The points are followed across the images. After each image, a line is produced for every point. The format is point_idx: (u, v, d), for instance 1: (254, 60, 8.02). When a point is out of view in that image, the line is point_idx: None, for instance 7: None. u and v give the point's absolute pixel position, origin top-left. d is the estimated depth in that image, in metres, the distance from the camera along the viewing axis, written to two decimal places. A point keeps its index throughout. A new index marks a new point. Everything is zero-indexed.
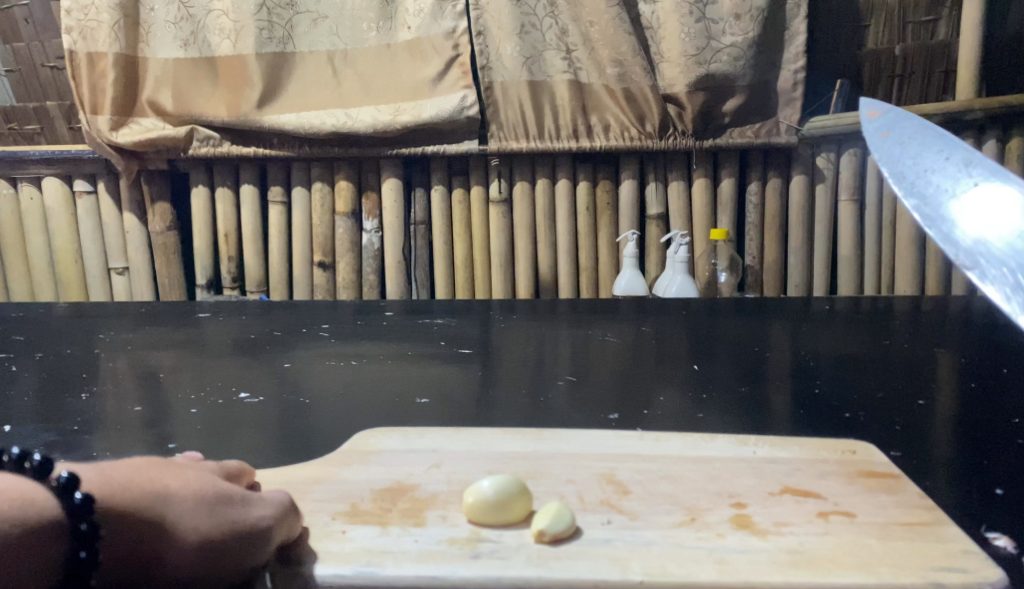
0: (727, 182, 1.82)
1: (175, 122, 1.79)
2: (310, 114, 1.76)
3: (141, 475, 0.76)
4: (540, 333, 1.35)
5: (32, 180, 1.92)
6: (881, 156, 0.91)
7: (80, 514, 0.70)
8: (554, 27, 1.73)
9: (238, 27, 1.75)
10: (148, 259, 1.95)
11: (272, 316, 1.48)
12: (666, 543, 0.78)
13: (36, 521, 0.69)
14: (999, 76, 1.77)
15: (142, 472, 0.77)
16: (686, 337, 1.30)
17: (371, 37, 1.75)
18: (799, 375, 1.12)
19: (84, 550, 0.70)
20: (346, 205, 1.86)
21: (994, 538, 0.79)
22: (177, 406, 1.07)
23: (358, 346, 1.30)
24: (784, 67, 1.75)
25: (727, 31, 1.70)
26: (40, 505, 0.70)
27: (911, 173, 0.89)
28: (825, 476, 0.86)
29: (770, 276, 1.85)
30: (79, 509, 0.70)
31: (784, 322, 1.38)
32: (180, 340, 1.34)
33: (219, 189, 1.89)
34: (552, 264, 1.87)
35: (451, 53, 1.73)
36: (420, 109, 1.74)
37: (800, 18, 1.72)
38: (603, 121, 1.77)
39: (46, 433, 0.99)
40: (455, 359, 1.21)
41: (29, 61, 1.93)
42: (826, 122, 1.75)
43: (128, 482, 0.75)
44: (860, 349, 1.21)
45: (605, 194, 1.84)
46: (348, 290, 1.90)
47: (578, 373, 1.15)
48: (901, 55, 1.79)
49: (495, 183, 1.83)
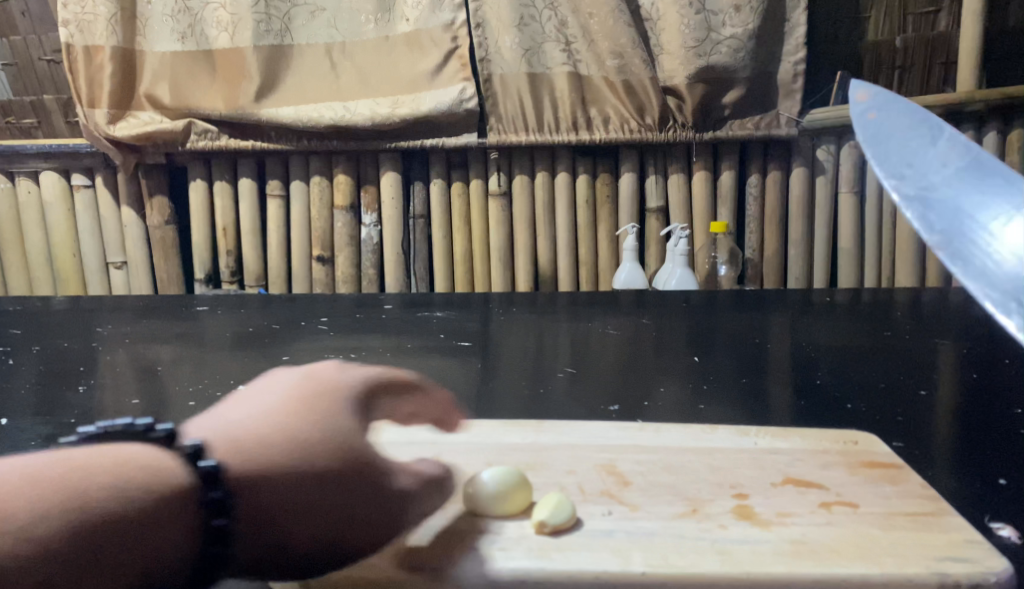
0: (727, 174, 1.81)
1: (173, 115, 1.78)
2: (309, 107, 1.75)
3: (277, 426, 0.71)
4: (540, 325, 1.35)
5: (29, 174, 1.92)
6: (867, 137, 0.87)
7: (210, 481, 0.67)
8: (553, 18, 1.73)
9: (236, 20, 1.74)
10: (146, 254, 1.94)
11: (271, 309, 1.48)
12: (667, 533, 0.78)
13: (164, 489, 0.66)
14: (998, 68, 1.77)
15: (276, 430, 0.71)
16: (687, 330, 1.30)
17: (370, 29, 1.74)
18: (800, 367, 1.12)
19: (218, 517, 0.67)
20: (344, 198, 1.86)
21: (998, 528, 0.78)
22: (176, 399, 1.06)
23: (357, 339, 1.29)
24: (785, 58, 1.74)
25: (727, 23, 1.69)
26: (168, 475, 0.67)
27: (895, 155, 0.86)
28: (827, 467, 0.86)
29: (769, 269, 1.85)
30: (209, 477, 0.67)
31: (786, 314, 1.37)
32: (179, 333, 1.33)
33: (217, 182, 1.88)
34: (552, 257, 1.86)
35: (450, 46, 1.72)
36: (419, 101, 1.73)
37: (800, 10, 1.71)
38: (602, 114, 1.77)
39: (44, 426, 0.99)
40: (455, 352, 1.21)
41: (25, 55, 1.92)
42: (829, 113, 1.75)
43: (261, 437, 0.70)
44: (862, 340, 1.21)
45: (605, 187, 1.83)
46: (347, 284, 1.89)
47: (580, 366, 1.14)
48: (902, 46, 1.78)
49: (495, 176, 1.82)
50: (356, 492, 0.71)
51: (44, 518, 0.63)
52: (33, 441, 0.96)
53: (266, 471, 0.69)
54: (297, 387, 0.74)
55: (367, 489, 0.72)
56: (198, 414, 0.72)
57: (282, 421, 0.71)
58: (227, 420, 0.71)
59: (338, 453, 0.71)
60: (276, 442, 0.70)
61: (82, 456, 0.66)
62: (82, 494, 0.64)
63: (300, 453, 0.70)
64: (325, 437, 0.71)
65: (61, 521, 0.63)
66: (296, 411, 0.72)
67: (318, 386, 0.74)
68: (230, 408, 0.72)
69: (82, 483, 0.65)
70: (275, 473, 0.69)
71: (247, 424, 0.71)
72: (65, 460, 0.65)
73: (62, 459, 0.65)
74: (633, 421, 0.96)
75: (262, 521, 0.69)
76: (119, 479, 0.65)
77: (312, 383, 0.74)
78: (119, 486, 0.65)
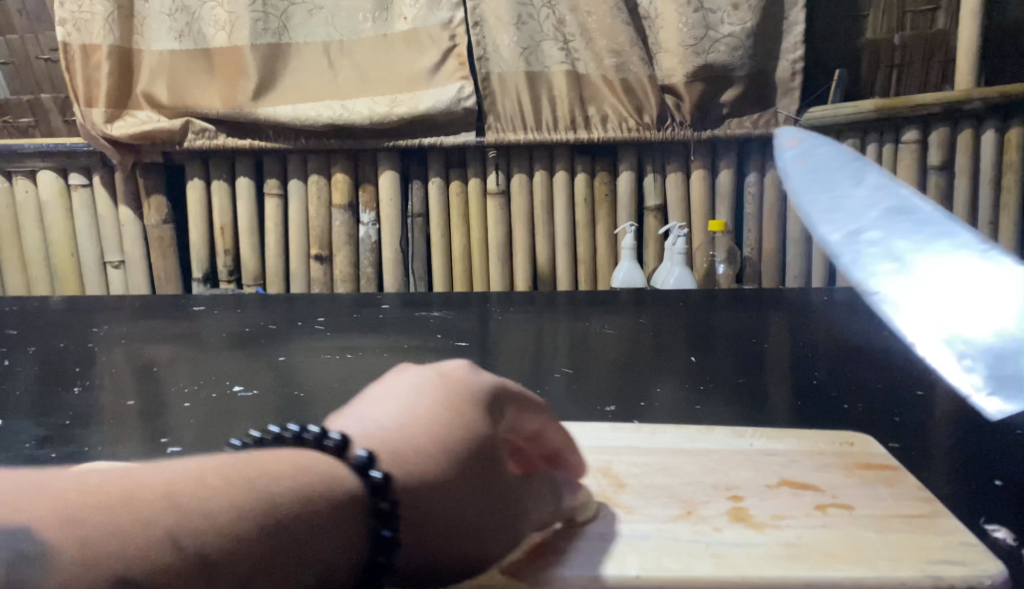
0: (725, 173, 1.81)
1: (170, 114, 1.78)
2: (306, 106, 1.75)
3: (428, 430, 0.68)
4: (538, 324, 1.35)
5: (27, 173, 1.91)
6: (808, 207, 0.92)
7: (381, 492, 0.64)
8: (551, 17, 1.72)
9: (233, 18, 1.74)
10: (143, 253, 1.94)
11: (268, 309, 1.47)
12: (662, 536, 0.78)
13: (341, 499, 0.63)
14: (997, 66, 1.76)
15: (431, 432, 0.68)
16: (686, 329, 1.30)
17: (367, 28, 1.74)
18: (798, 367, 1.11)
19: (386, 528, 0.64)
20: (342, 197, 1.85)
21: (994, 530, 0.78)
22: (172, 400, 1.06)
23: (355, 339, 1.29)
24: (783, 56, 1.74)
25: (726, 21, 1.69)
26: (342, 482, 0.64)
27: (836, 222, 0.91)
28: (822, 468, 0.86)
29: (768, 268, 1.84)
30: (381, 489, 0.64)
31: (785, 313, 1.37)
32: (175, 333, 1.33)
33: (215, 181, 1.88)
34: (550, 256, 1.86)
35: (448, 44, 1.72)
36: (417, 100, 1.73)
37: (798, 8, 1.71)
38: (601, 112, 1.76)
39: (39, 427, 0.99)
40: (453, 352, 1.21)
41: (23, 54, 1.92)
42: (824, 113, 1.77)
43: (417, 442, 0.67)
44: (860, 340, 1.21)
45: (603, 186, 1.83)
46: (345, 283, 1.89)
47: (578, 365, 1.14)
48: (900, 44, 1.78)
49: (493, 175, 1.82)
50: (506, 498, 0.70)
51: (232, 522, 0.59)
52: (27, 442, 0.95)
53: (428, 480, 0.66)
54: (440, 386, 0.71)
55: (512, 491, 0.70)
56: (343, 413, 0.69)
57: (432, 425, 0.68)
58: (378, 423, 0.68)
59: (491, 458, 0.69)
60: (432, 450, 0.67)
61: (261, 463, 0.62)
62: (267, 500, 0.61)
63: (455, 460, 0.67)
64: (479, 444, 0.68)
65: (250, 526, 0.60)
66: (444, 413, 0.69)
67: (462, 384, 0.71)
68: (376, 410, 0.69)
69: (264, 489, 0.61)
70: (435, 482, 0.66)
71: (400, 429, 0.68)
72: (244, 464, 0.62)
73: (243, 464, 0.62)
74: (631, 421, 0.96)
75: (426, 532, 0.66)
76: (299, 487, 0.62)
77: (454, 381, 0.71)
78: (300, 494, 0.62)
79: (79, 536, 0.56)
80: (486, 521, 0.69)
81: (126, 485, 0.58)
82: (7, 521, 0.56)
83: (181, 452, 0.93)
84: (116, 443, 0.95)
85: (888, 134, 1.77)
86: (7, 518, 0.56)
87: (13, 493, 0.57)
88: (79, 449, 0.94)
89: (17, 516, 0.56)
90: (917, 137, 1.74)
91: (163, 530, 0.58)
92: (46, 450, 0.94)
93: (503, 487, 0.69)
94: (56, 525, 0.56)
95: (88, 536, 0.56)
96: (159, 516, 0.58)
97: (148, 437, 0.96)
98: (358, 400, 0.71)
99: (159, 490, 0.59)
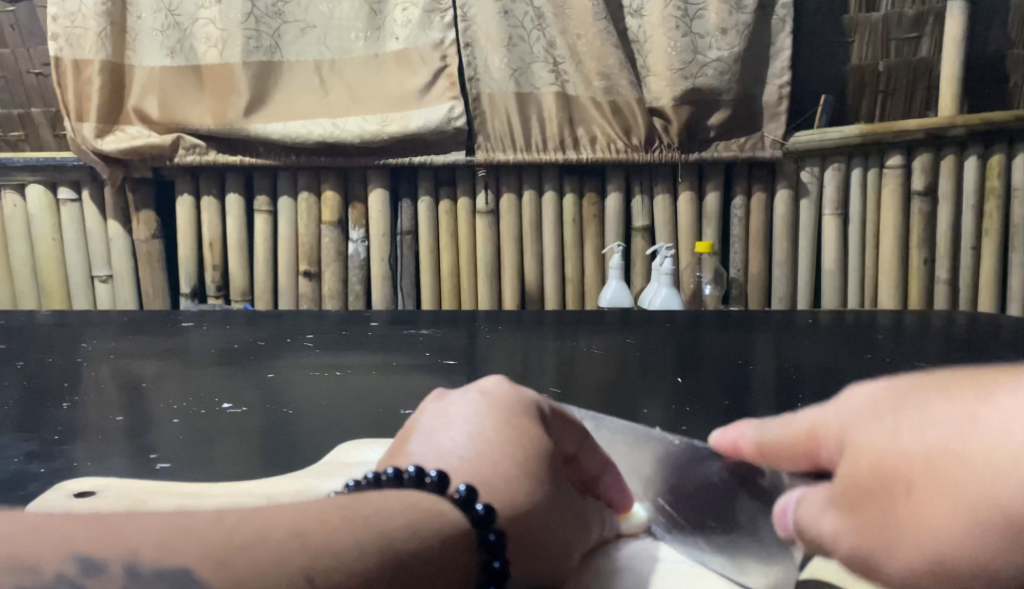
0: (712, 196, 1.83)
1: (161, 130, 1.79)
2: (297, 124, 1.76)
3: (498, 460, 0.73)
4: (525, 343, 1.36)
5: (16, 188, 1.91)
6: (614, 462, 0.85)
7: (486, 524, 0.68)
8: (541, 39, 1.74)
9: (226, 36, 1.75)
10: (130, 267, 1.94)
11: (257, 325, 1.48)
12: (648, 560, 0.81)
13: (451, 531, 0.67)
14: (978, 94, 1.79)
15: (505, 469, 0.72)
16: (672, 350, 1.30)
17: (359, 46, 1.75)
18: (780, 388, 1.12)
19: (497, 559, 0.68)
20: (332, 214, 1.86)
21: None
22: (158, 416, 1.06)
23: (341, 357, 1.29)
24: (770, 81, 1.76)
25: (714, 45, 1.71)
26: (448, 517, 0.67)
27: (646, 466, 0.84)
28: None
29: (754, 289, 1.86)
30: (486, 519, 0.68)
31: (768, 335, 1.38)
32: (163, 349, 1.33)
33: (205, 197, 1.88)
34: (538, 274, 1.87)
35: (439, 64, 1.74)
36: (408, 119, 1.75)
37: (785, 34, 1.74)
38: (589, 133, 1.78)
39: (25, 442, 0.99)
40: (440, 370, 1.21)
41: (14, 68, 1.92)
42: (810, 138, 1.77)
43: (503, 472, 0.72)
44: (842, 362, 1.22)
45: (592, 207, 1.84)
46: (334, 300, 1.90)
47: (565, 385, 1.14)
48: (884, 71, 1.80)
49: (483, 194, 1.83)
50: (572, 516, 0.76)
51: (355, 562, 0.61)
52: (15, 457, 0.95)
53: (521, 506, 0.71)
54: (495, 415, 0.76)
55: (575, 522, 0.76)
56: (416, 450, 0.74)
57: (507, 453, 0.73)
58: (455, 457, 0.73)
59: (556, 483, 0.75)
60: (517, 478, 0.72)
61: (375, 505, 0.65)
62: (387, 542, 0.63)
63: (535, 484, 0.73)
64: (547, 469, 0.74)
65: (373, 568, 0.61)
66: (513, 442, 0.74)
67: (513, 411, 0.76)
68: (446, 442, 0.74)
69: (381, 529, 0.63)
70: (526, 509, 0.71)
71: (481, 459, 0.73)
72: (356, 506, 0.64)
73: (356, 506, 0.64)
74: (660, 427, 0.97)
75: (526, 554, 0.71)
76: (410, 527, 0.65)
77: (504, 409, 0.76)
78: (412, 532, 0.65)
79: (227, 576, 0.58)
80: (562, 545, 0.75)
81: (254, 525, 0.61)
82: (167, 562, 0.58)
83: (169, 469, 0.93)
84: (102, 458, 0.95)
85: (873, 158, 1.79)
86: (165, 558, 0.58)
87: (165, 532, 0.59)
88: (65, 464, 0.94)
89: (174, 556, 0.59)
90: (901, 162, 1.77)
91: (298, 568, 0.60)
92: (34, 466, 0.93)
93: (565, 509, 0.75)
94: (209, 565, 0.59)
95: (233, 575, 0.58)
96: (291, 556, 0.60)
97: (136, 453, 0.97)
98: (420, 439, 0.75)
99: (285, 530, 0.61)
